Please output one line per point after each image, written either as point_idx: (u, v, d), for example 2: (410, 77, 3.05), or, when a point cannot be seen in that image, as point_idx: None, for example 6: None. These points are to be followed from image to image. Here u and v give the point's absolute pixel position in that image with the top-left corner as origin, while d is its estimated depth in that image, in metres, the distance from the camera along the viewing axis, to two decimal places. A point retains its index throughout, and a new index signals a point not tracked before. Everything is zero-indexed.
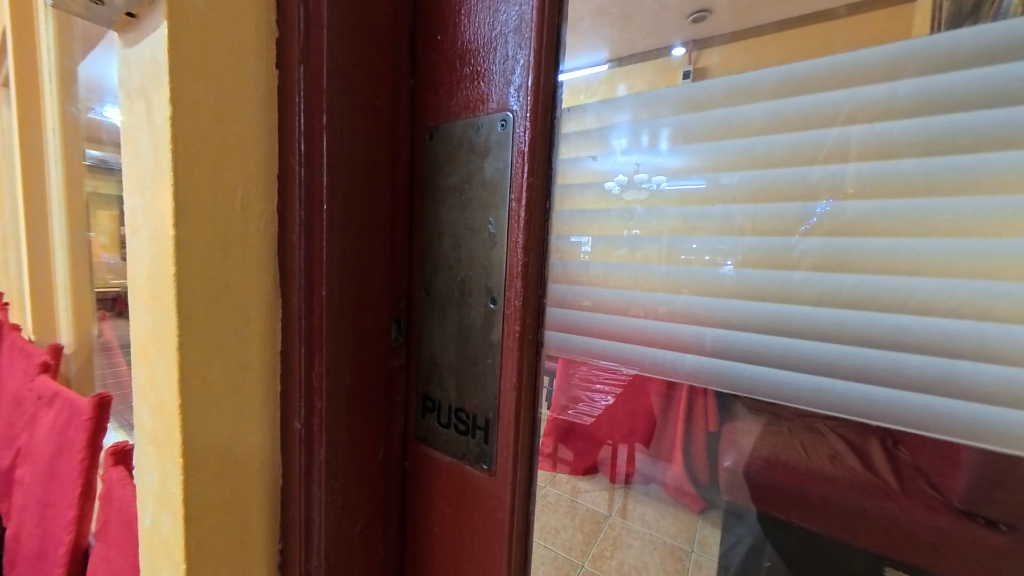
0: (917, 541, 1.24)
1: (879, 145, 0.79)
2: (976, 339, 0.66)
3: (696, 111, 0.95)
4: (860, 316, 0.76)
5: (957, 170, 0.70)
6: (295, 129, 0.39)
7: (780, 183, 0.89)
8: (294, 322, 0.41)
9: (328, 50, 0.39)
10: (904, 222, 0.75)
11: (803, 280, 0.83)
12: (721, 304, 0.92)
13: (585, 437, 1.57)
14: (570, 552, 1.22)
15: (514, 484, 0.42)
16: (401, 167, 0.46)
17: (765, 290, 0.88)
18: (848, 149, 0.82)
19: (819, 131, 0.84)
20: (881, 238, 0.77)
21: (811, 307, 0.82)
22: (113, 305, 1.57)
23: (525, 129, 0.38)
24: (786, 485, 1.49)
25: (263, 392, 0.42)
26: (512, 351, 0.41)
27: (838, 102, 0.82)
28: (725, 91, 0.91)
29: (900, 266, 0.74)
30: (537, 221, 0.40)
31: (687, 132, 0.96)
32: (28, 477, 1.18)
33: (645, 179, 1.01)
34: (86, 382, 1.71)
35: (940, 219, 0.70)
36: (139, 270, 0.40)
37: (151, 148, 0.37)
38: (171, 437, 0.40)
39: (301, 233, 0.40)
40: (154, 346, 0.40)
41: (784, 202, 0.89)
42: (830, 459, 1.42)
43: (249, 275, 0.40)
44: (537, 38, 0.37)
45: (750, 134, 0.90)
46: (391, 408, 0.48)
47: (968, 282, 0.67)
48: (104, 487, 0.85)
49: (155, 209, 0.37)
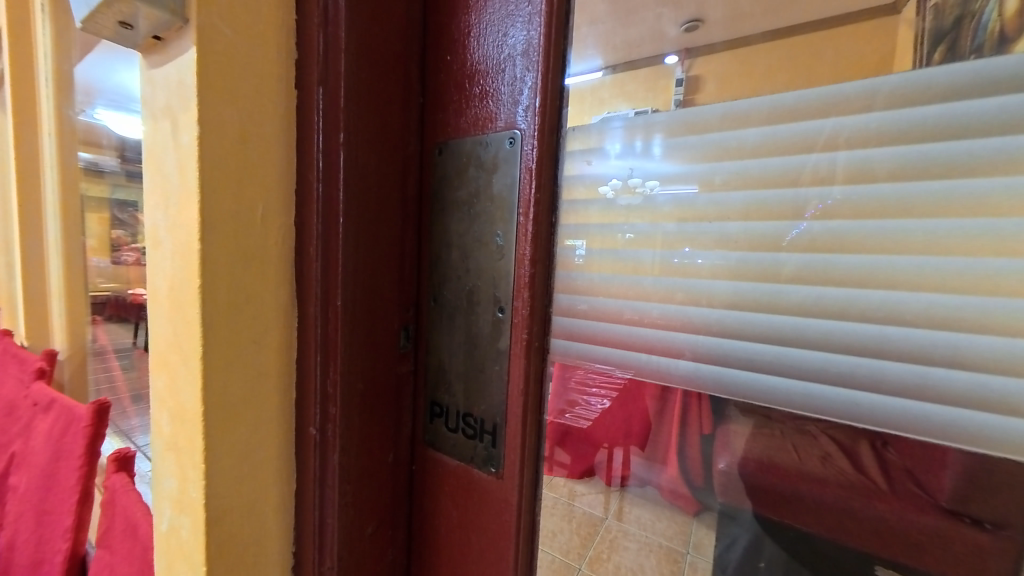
0: (907, 538, 1.35)
1: (863, 169, 0.83)
2: (949, 348, 0.70)
3: (694, 134, 0.99)
4: (841, 326, 0.80)
5: (934, 194, 0.75)
6: (314, 146, 0.41)
7: (770, 203, 0.92)
8: (311, 332, 0.43)
9: (346, 72, 0.41)
10: (880, 238, 0.79)
11: (793, 290, 0.87)
12: (716, 314, 0.94)
13: (585, 441, 1.58)
14: (568, 554, 1.24)
15: (522, 485, 0.44)
16: (412, 180, 0.48)
17: (755, 300, 0.90)
18: (834, 173, 0.85)
19: (803, 156, 0.88)
20: (857, 255, 0.82)
21: (799, 318, 0.85)
22: (104, 309, 1.82)
23: (532, 147, 0.40)
24: (778, 486, 1.58)
25: (278, 400, 0.44)
26: (519, 358, 0.43)
27: (817, 127, 0.86)
28: (721, 116, 0.95)
29: (882, 280, 0.78)
30: (543, 235, 0.42)
31: (681, 144, 1.00)
32: (24, 485, 1.16)
33: (639, 184, 1.03)
34: (80, 388, 1.69)
35: (914, 237, 0.76)
36: (161, 280, 0.42)
37: (177, 164, 0.38)
38: (191, 444, 0.41)
39: (319, 245, 0.42)
40: (176, 354, 0.41)
41: (773, 219, 0.91)
42: (821, 460, 1.49)
43: (269, 286, 0.41)
44: (544, 62, 0.40)
45: (740, 149, 0.94)
46: (400, 412, 0.50)
47: (943, 297, 0.72)
48: (104, 495, 0.85)
49: (180, 224, 0.39)
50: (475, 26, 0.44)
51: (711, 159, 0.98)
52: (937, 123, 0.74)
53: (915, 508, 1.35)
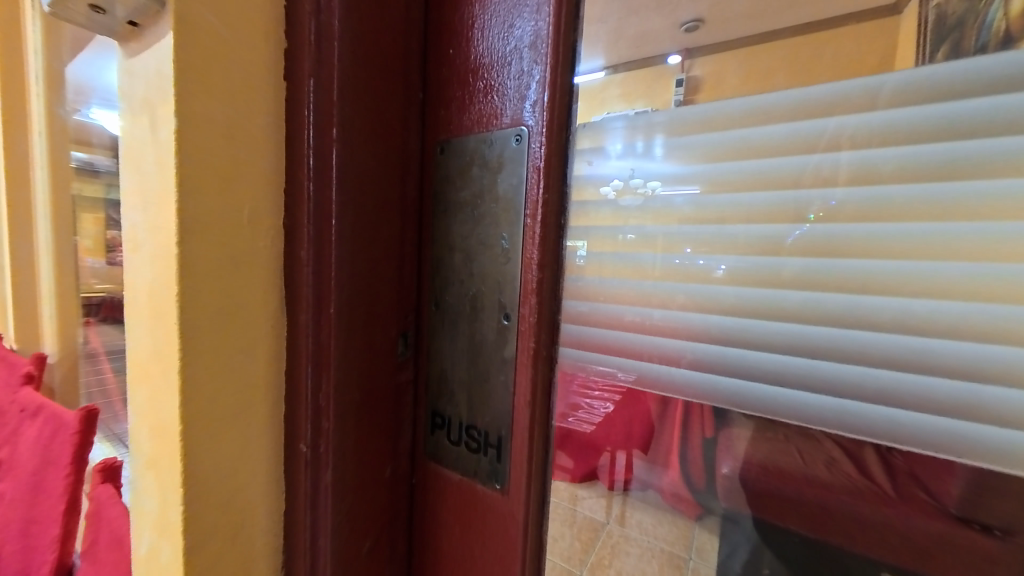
0: (914, 544, 1.32)
1: (866, 172, 0.81)
2: (974, 359, 0.67)
3: (696, 133, 0.96)
4: (843, 333, 0.79)
5: (947, 195, 0.72)
6: (305, 143, 0.38)
7: (773, 205, 0.90)
8: (302, 342, 0.40)
9: (340, 64, 0.38)
10: (877, 245, 0.79)
11: (798, 294, 0.85)
12: (719, 319, 0.91)
13: (589, 450, 1.54)
14: (569, 561, 1.22)
15: (528, 501, 0.41)
16: (411, 180, 0.45)
17: (755, 308, 0.88)
18: (837, 174, 0.84)
19: (802, 156, 0.86)
20: (857, 259, 0.81)
21: (801, 326, 0.83)
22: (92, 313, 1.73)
23: (540, 145, 0.38)
24: (783, 490, 1.54)
25: (267, 412, 0.41)
26: (526, 368, 0.40)
27: (818, 127, 0.84)
28: (724, 113, 0.91)
29: (895, 287, 0.76)
30: (551, 238, 0.39)
31: (682, 144, 0.97)
32: (11, 492, 1.13)
33: (640, 185, 1.01)
34: (71, 392, 1.66)
35: (926, 238, 0.74)
36: (140, 286, 0.39)
37: (155, 161, 0.35)
38: (171, 462, 0.38)
39: (311, 248, 0.39)
40: (156, 367, 0.38)
41: (772, 221, 0.90)
42: (826, 465, 1.45)
43: (257, 293, 0.38)
44: (553, 54, 0.37)
45: (746, 149, 0.90)
46: (399, 423, 0.47)
47: (959, 305, 0.70)
48: (90, 506, 0.82)
49: (159, 226, 0.36)
50: (478, 17, 0.41)
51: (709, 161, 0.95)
52: (941, 122, 0.73)
53: (922, 513, 1.31)
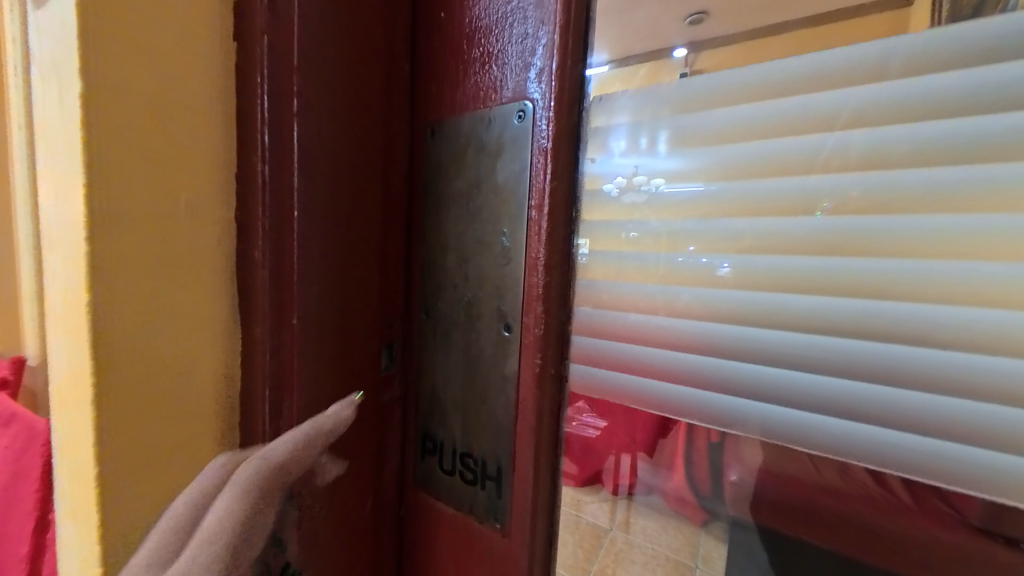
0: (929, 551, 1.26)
1: (879, 156, 0.68)
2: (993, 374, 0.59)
3: (696, 113, 0.79)
4: (850, 343, 0.70)
5: (983, 181, 0.61)
6: (260, 117, 0.31)
7: (779, 197, 0.75)
8: (257, 357, 0.33)
9: (302, 23, 0.32)
10: (908, 241, 0.67)
11: (807, 298, 0.74)
12: (723, 329, 0.78)
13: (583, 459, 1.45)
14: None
15: (533, 544, 0.35)
16: (395, 164, 0.39)
17: (760, 313, 0.76)
18: (850, 159, 0.70)
19: (816, 136, 0.72)
20: (878, 258, 0.69)
21: (811, 335, 0.73)
22: None
23: (548, 124, 0.32)
24: (794, 499, 1.48)
25: (219, 434, 0.34)
26: (530, 388, 0.34)
27: (837, 101, 0.69)
28: (716, 91, 0.76)
29: (923, 291, 0.65)
30: (560, 234, 0.34)
31: (685, 132, 0.80)
32: None
33: (644, 183, 0.83)
34: None
35: (961, 238, 0.62)
36: (53, 297, 0.31)
37: (60, 136, 0.28)
38: (86, 520, 0.30)
39: (268, 246, 0.32)
40: (66, 399, 0.30)
41: (782, 216, 0.76)
42: (839, 474, 1.31)
43: (198, 300, 0.32)
44: (563, 15, 0.31)
45: (751, 131, 0.75)
46: (384, 448, 0.41)
47: (991, 312, 0.60)
48: None
49: (66, 220, 0.28)
50: None
51: (705, 141, 0.79)
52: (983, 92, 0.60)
53: (941, 524, 1.22)
